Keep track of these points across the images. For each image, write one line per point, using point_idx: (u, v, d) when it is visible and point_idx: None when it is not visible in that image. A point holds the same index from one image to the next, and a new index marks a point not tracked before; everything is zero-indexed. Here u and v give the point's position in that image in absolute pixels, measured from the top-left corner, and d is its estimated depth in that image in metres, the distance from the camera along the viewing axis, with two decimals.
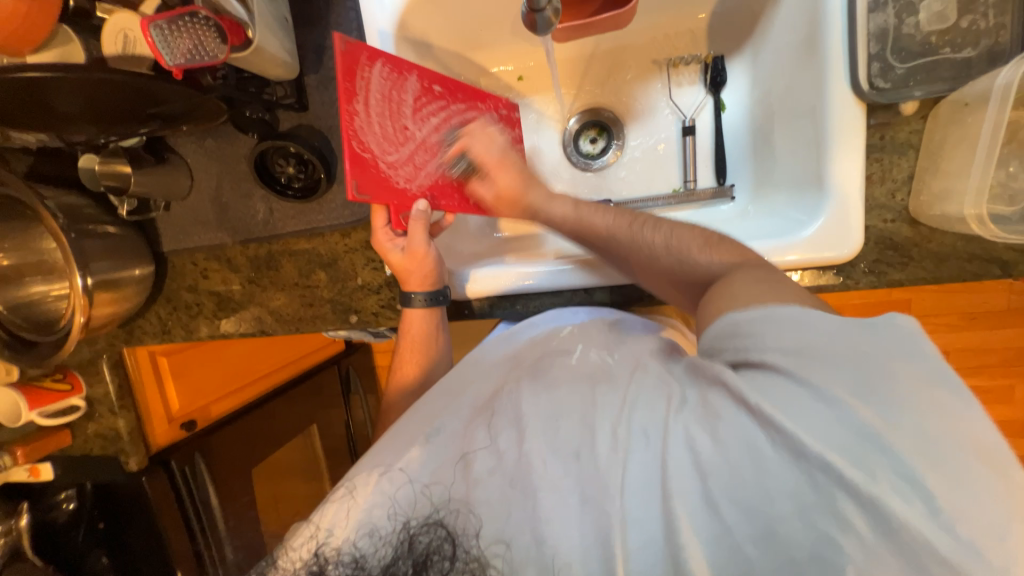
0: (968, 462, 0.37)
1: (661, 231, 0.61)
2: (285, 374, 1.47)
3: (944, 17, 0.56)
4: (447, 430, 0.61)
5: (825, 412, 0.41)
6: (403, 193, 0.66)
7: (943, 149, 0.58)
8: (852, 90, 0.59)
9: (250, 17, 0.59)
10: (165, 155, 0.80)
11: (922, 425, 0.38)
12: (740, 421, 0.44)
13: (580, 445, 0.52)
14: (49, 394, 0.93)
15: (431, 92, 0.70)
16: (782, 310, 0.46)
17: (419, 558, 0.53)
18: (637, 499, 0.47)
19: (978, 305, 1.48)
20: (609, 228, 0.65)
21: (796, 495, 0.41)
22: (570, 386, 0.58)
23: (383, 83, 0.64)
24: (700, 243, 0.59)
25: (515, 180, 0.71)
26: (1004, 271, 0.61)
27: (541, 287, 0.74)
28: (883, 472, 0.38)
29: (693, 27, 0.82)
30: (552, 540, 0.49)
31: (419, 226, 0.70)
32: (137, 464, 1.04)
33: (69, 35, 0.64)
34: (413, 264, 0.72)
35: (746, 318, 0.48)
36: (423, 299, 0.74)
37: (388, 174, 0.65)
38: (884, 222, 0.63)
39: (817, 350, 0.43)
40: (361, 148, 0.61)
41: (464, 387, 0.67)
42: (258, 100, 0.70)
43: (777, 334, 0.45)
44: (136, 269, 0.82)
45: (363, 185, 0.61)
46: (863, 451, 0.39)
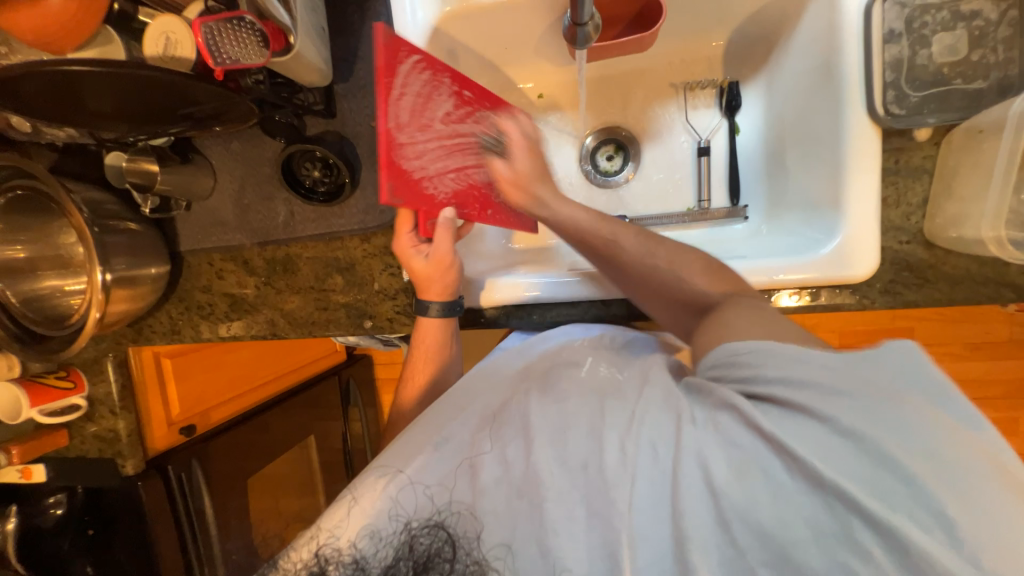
0: (990, 489, 0.37)
1: (666, 248, 0.64)
2: (285, 383, 1.45)
3: (955, 50, 0.59)
4: (453, 441, 0.58)
5: (840, 441, 0.41)
6: (431, 198, 0.68)
7: (958, 175, 0.60)
8: (868, 116, 0.62)
9: (293, 24, 0.61)
10: (190, 156, 0.82)
11: (942, 457, 0.38)
12: (755, 446, 0.44)
13: (588, 456, 0.50)
14: (51, 391, 0.92)
15: (457, 95, 0.71)
16: (782, 343, 0.47)
17: (419, 559, 0.52)
18: (645, 513, 0.46)
19: (979, 336, 1.49)
20: (613, 237, 0.66)
21: (813, 520, 0.40)
22: (580, 398, 0.56)
23: (419, 83, 0.65)
24: (701, 268, 0.61)
25: (532, 166, 0.71)
26: (1017, 294, 0.62)
27: (557, 297, 0.75)
28: (902, 500, 0.38)
29: (709, 53, 0.85)
30: (558, 547, 0.49)
31: (444, 233, 0.70)
32: (134, 467, 1.02)
33: (111, 36, 0.66)
34: (436, 272, 0.71)
35: (745, 350, 0.48)
36: (439, 309, 0.74)
37: (420, 179, 0.66)
38: (900, 243, 0.64)
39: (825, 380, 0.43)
40: (396, 152, 0.63)
41: (474, 396, 0.64)
42: (290, 106, 0.72)
43: (778, 365, 0.45)
44: (153, 267, 0.82)
45: (397, 188, 0.63)
46: (883, 477, 0.39)
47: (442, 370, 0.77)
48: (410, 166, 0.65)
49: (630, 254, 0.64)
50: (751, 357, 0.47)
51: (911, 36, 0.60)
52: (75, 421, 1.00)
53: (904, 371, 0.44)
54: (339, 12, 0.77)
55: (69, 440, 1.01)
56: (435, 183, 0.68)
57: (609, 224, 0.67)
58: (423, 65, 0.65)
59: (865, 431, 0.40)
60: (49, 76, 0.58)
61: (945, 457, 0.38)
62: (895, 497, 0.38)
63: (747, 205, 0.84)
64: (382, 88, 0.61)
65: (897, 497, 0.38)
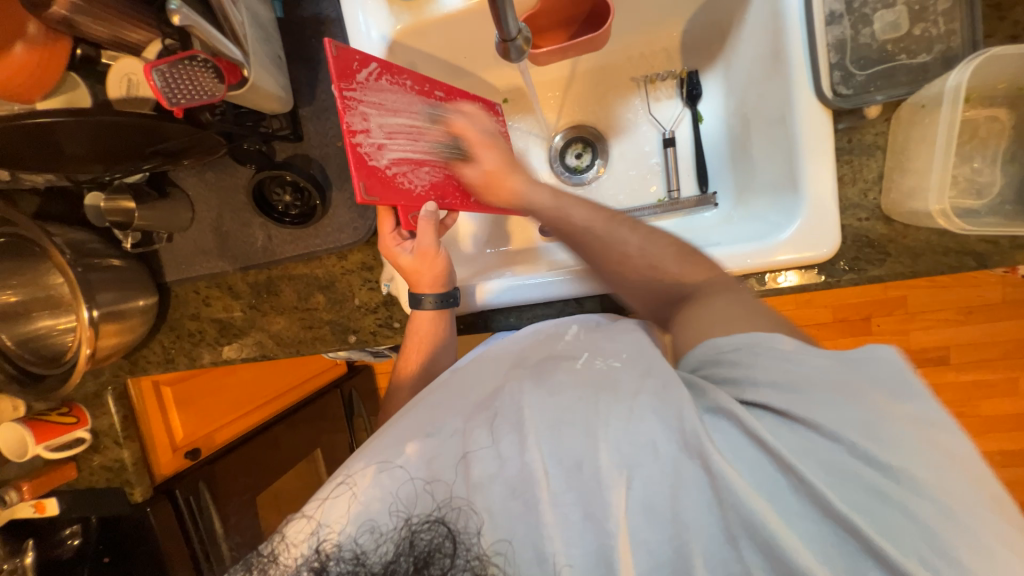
0: (968, 497, 0.41)
1: (638, 236, 0.66)
2: (286, 401, 1.47)
3: (897, 26, 0.60)
4: (445, 427, 0.59)
5: (825, 446, 0.44)
6: (408, 193, 0.70)
7: (908, 150, 0.61)
8: (817, 99, 0.62)
9: (246, 58, 0.61)
10: (168, 190, 0.84)
11: (930, 476, 0.42)
12: (755, 457, 0.46)
13: (582, 456, 0.52)
14: (55, 427, 0.95)
15: (422, 95, 0.74)
16: (762, 339, 0.51)
17: (419, 555, 0.53)
18: (640, 520, 0.49)
19: (974, 299, 1.49)
20: (586, 224, 0.68)
21: (811, 532, 0.44)
22: (576, 392, 0.56)
23: (379, 89, 0.68)
24: (674, 253, 0.64)
25: (500, 161, 0.75)
26: (979, 262, 0.62)
27: (534, 296, 0.76)
28: (879, 509, 0.42)
29: (668, 45, 0.86)
30: (552, 546, 0.51)
31: (428, 226, 0.72)
32: (143, 494, 1.04)
33: (77, 80, 0.68)
34: (424, 264, 0.74)
35: (731, 348, 0.51)
36: (433, 301, 0.75)
37: (395, 178, 0.69)
38: (859, 220, 0.65)
39: (806, 386, 0.47)
40: (370, 157, 0.66)
41: (467, 388, 0.64)
42: (256, 133, 0.74)
43: (765, 366, 0.49)
44: (140, 299, 0.84)
45: (371, 188, 0.66)
46: (869, 496, 0.42)
47: (429, 365, 0.76)
48: (381, 165, 0.68)
49: (604, 240, 0.67)
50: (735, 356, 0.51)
51: (852, 16, 0.60)
52: (82, 453, 1.03)
53: (891, 375, 0.47)
54: (296, 37, 0.78)
55: (78, 472, 1.03)
56: (409, 180, 0.71)
57: (586, 211, 0.70)
58: (379, 72, 0.67)
59: (850, 439, 0.43)
60: (20, 128, 0.59)
61: (922, 468, 0.42)
62: (882, 515, 0.41)
63: (717, 192, 0.84)
64: (343, 98, 0.63)
65: (873, 507, 0.42)
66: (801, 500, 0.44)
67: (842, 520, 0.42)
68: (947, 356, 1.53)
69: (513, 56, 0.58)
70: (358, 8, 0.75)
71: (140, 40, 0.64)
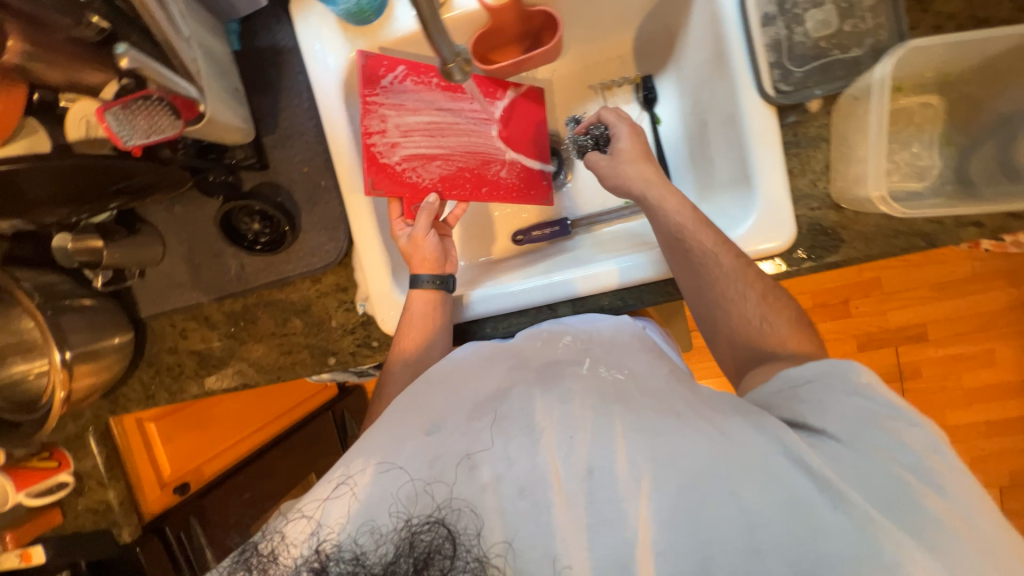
0: (981, 523, 0.48)
1: (759, 289, 0.65)
2: (282, 423, 1.45)
3: (828, 24, 0.63)
4: (447, 424, 0.58)
5: (859, 465, 0.50)
6: (414, 186, 0.79)
7: (849, 140, 0.63)
8: (760, 96, 0.65)
9: (201, 94, 0.63)
10: (137, 226, 0.84)
11: (952, 497, 0.48)
12: (795, 476, 0.49)
13: (596, 463, 0.52)
14: (36, 473, 0.94)
15: (448, 91, 0.81)
16: (843, 370, 0.56)
17: (419, 556, 0.52)
18: (661, 530, 0.50)
19: (944, 275, 1.53)
20: (712, 252, 0.65)
21: (848, 543, 0.46)
22: (585, 398, 0.57)
23: (402, 91, 0.78)
24: (788, 320, 0.64)
25: (653, 173, 0.73)
26: (928, 242, 0.64)
27: (521, 298, 0.78)
28: (908, 522, 0.47)
29: (621, 52, 0.89)
30: (562, 548, 0.50)
31: (426, 215, 0.77)
32: (130, 534, 1.03)
33: (35, 126, 0.68)
34: (414, 250, 0.78)
35: (806, 380, 0.57)
36: (430, 282, 0.76)
37: (401, 171, 0.79)
38: (811, 210, 0.67)
39: (854, 418, 0.53)
40: (380, 154, 0.77)
41: (465, 383, 0.63)
42: (221, 166, 0.76)
43: (827, 398, 0.55)
44: (115, 337, 0.84)
45: (378, 181, 0.77)
46: (910, 509, 0.47)
47: (422, 354, 0.73)
48: (392, 162, 0.78)
49: (721, 276, 0.65)
50: (809, 388, 0.57)
51: (785, 17, 0.64)
52: (66, 498, 1.02)
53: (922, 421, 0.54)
54: (255, 69, 0.80)
55: (64, 517, 1.02)
56: (417, 173, 0.80)
57: (711, 239, 0.66)
58: (404, 75, 0.78)
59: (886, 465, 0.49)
60: None
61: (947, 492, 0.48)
62: (916, 524, 0.46)
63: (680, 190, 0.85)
64: (365, 103, 0.76)
65: (903, 517, 0.47)
66: (841, 516, 0.47)
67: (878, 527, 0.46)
68: (925, 332, 1.56)
69: (457, 78, 0.55)
70: (315, 38, 0.76)
71: (96, 80, 0.64)
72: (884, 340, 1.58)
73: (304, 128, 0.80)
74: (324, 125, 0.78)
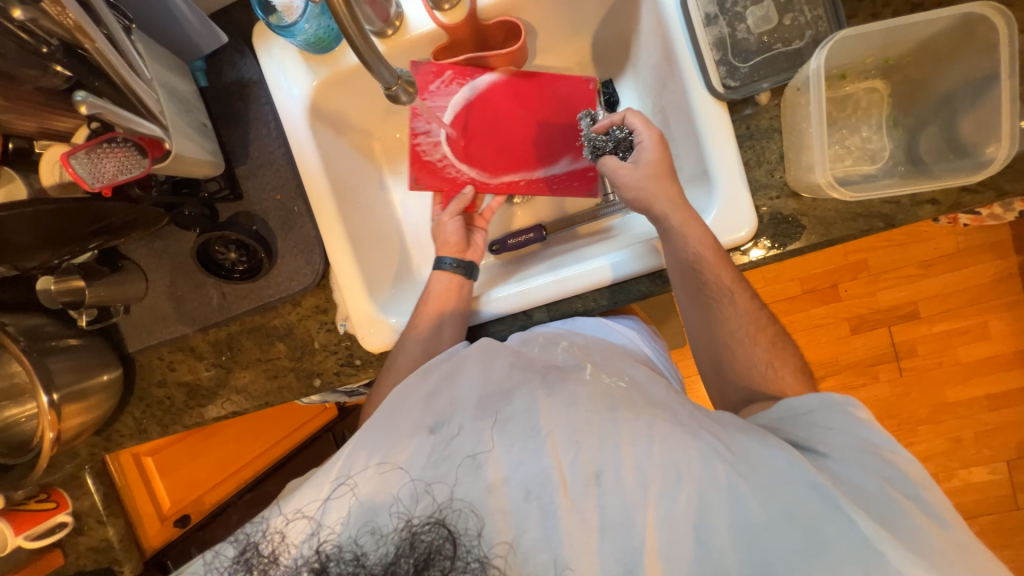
0: (965, 537, 0.51)
1: (767, 340, 0.69)
2: (279, 450, 1.39)
3: (768, 19, 0.66)
4: (452, 424, 0.57)
5: (846, 477, 0.55)
6: (453, 181, 0.87)
7: (798, 130, 0.64)
8: (710, 93, 0.67)
9: (165, 131, 0.65)
10: (120, 263, 0.86)
11: (933, 510, 0.52)
12: (805, 495, 0.51)
13: (603, 467, 0.53)
14: (34, 515, 0.94)
15: (493, 92, 0.85)
16: (839, 403, 0.61)
17: (419, 557, 0.51)
18: (668, 534, 0.52)
19: (930, 252, 1.54)
20: (728, 288, 0.68)
21: (846, 544, 0.49)
22: (589, 402, 0.58)
23: (449, 94, 0.84)
24: (794, 369, 0.68)
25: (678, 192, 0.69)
26: (887, 222, 0.65)
27: (519, 300, 0.78)
28: (900, 529, 0.50)
29: (581, 59, 0.91)
30: (568, 553, 0.51)
31: (460, 202, 0.85)
32: (133, 570, 1.02)
33: (11, 175, 0.70)
34: (441, 235, 0.85)
35: (807, 409, 0.62)
36: (453, 266, 0.81)
37: (442, 167, 0.87)
38: (771, 199, 0.68)
39: (843, 443, 0.58)
40: (424, 152, 0.86)
41: (459, 382, 0.62)
42: (195, 199, 0.78)
43: (822, 423, 0.60)
44: (103, 374, 0.85)
45: (421, 176, 0.87)
46: (906, 527, 0.50)
47: (431, 339, 0.75)
48: (434, 159, 0.87)
49: (732, 315, 0.69)
50: (809, 418, 0.61)
51: (726, 16, 0.66)
52: (66, 538, 1.02)
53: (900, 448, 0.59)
54: (224, 102, 0.82)
55: (65, 558, 1.02)
56: (457, 169, 0.87)
57: (728, 275, 0.67)
58: (452, 79, 0.83)
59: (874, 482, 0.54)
60: None
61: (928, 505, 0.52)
62: (914, 542, 0.49)
63: None
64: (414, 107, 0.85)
65: (894, 524, 0.50)
66: (846, 525, 0.49)
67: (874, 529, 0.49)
68: (916, 310, 1.56)
69: (404, 100, 0.57)
70: (279, 70, 0.79)
71: (68, 126, 0.66)
72: (876, 322, 1.58)
73: (275, 156, 0.82)
74: (293, 152, 0.80)
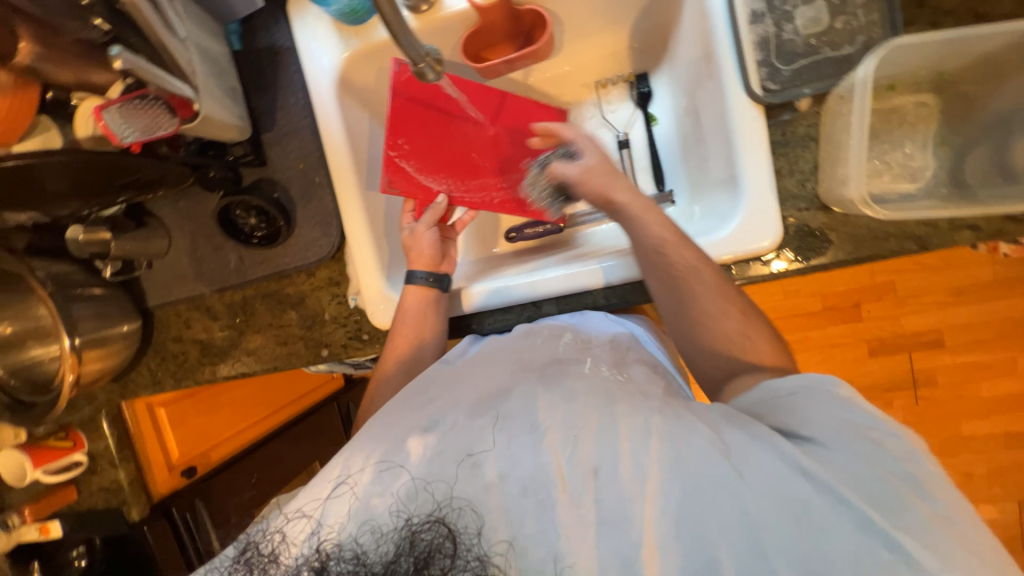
0: (968, 527, 0.47)
1: None
2: (286, 414, 1.47)
3: (818, 21, 0.63)
4: (446, 422, 0.59)
5: (843, 464, 0.50)
6: (428, 189, 0.82)
7: (836, 140, 0.62)
8: (748, 95, 0.64)
9: (196, 93, 0.66)
10: (145, 219, 0.88)
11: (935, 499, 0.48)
12: (795, 484, 0.49)
13: (601, 462, 0.53)
14: (52, 452, 0.99)
15: (453, 99, 0.82)
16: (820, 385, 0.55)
17: (419, 556, 0.52)
18: (665, 528, 0.50)
19: (963, 280, 1.47)
20: (694, 267, 0.64)
21: (845, 542, 0.46)
22: (587, 396, 0.57)
23: (423, 97, 0.81)
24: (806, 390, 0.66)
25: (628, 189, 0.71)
26: (920, 245, 0.63)
27: (499, 298, 0.79)
28: (910, 526, 0.46)
29: (616, 49, 0.88)
30: (567, 548, 0.51)
31: (433, 213, 0.82)
32: (139, 513, 1.07)
33: (48, 123, 0.73)
34: (414, 243, 0.81)
35: (786, 391, 0.56)
36: (424, 278, 0.78)
37: (417, 173, 0.82)
38: (799, 211, 0.66)
39: (836, 428, 0.52)
40: (397, 156, 0.80)
41: (463, 382, 0.64)
42: (221, 162, 0.79)
43: (806, 408, 0.54)
44: (123, 325, 0.88)
45: (394, 180, 0.80)
46: (908, 518, 0.46)
47: (413, 355, 0.75)
48: (409, 164, 0.81)
49: (703, 292, 0.64)
50: (790, 400, 0.55)
51: (774, 14, 0.63)
52: (81, 476, 1.07)
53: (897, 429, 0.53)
54: (255, 68, 0.82)
55: (79, 494, 1.07)
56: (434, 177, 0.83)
57: (693, 254, 0.65)
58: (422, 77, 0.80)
59: (877, 473, 0.49)
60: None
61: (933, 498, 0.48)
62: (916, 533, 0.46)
63: (674, 189, 0.85)
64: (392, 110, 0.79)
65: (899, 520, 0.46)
66: (840, 516, 0.47)
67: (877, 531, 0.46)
68: (941, 339, 1.51)
69: (429, 77, 0.56)
70: (310, 38, 0.79)
71: (103, 80, 0.68)
72: (896, 346, 1.53)
73: (300, 126, 0.82)
74: (319, 123, 0.80)
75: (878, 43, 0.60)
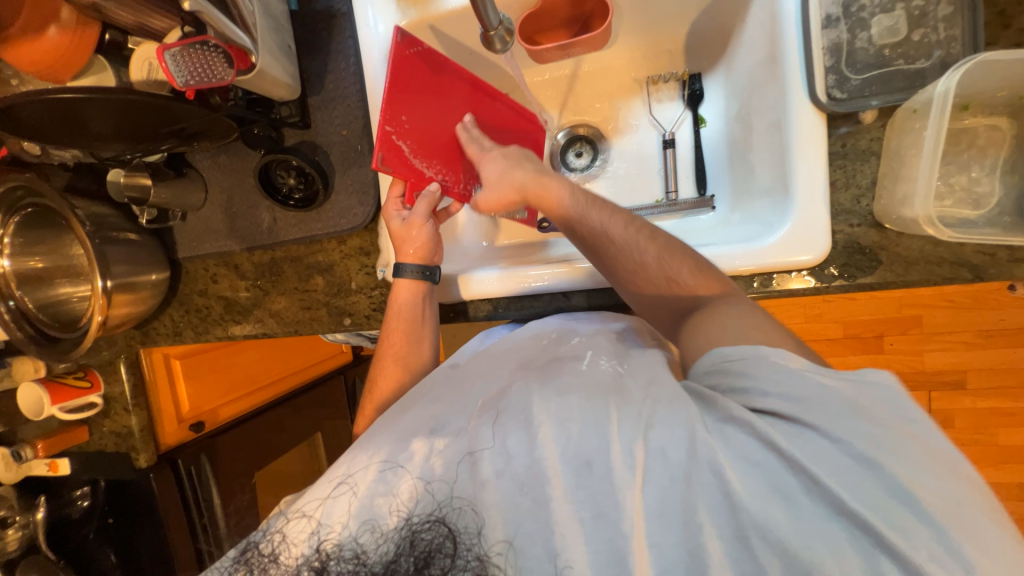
0: (981, 518, 0.42)
1: None
2: (294, 381, 1.49)
3: (896, 31, 0.60)
4: (450, 427, 0.58)
5: (826, 445, 0.46)
6: (421, 172, 0.76)
7: (901, 156, 0.60)
8: (812, 102, 0.62)
9: (254, 44, 0.66)
10: (184, 170, 0.88)
11: (942, 485, 0.43)
12: (769, 462, 0.47)
13: (594, 455, 0.52)
14: (69, 391, 0.99)
15: (451, 82, 0.76)
16: (769, 350, 0.51)
17: (419, 556, 0.52)
18: (653, 518, 0.49)
19: (994, 323, 1.43)
20: (605, 228, 0.67)
21: (826, 532, 0.44)
22: (582, 391, 0.56)
23: (425, 72, 0.73)
24: None
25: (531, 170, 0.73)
26: (975, 274, 0.61)
27: (495, 291, 0.78)
28: (905, 514, 0.42)
29: (671, 47, 0.86)
30: (562, 547, 0.50)
31: (426, 202, 0.77)
32: (147, 460, 1.07)
33: (103, 64, 0.73)
34: (408, 233, 0.76)
35: (736, 357, 0.52)
36: (412, 270, 0.76)
37: (411, 156, 0.74)
38: (850, 226, 0.65)
39: (816, 400, 0.47)
40: (393, 132, 0.71)
41: (475, 383, 0.64)
42: (266, 120, 0.79)
43: (774, 380, 0.49)
44: (153, 273, 0.89)
45: (387, 158, 0.71)
46: (881, 494, 0.43)
47: (409, 348, 0.76)
48: (406, 146, 0.73)
49: (621, 248, 0.66)
50: (741, 365, 0.51)
51: (849, 20, 0.61)
52: (93, 418, 1.07)
53: (898, 404, 0.47)
54: (309, 30, 0.83)
55: (89, 436, 1.07)
56: (426, 162, 0.76)
57: (601, 213, 0.68)
58: (431, 54, 0.72)
59: (866, 453, 0.44)
60: (50, 102, 0.62)
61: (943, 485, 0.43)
62: (891, 512, 0.42)
63: (715, 194, 0.83)
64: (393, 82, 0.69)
65: (880, 508, 0.43)
66: (814, 499, 0.45)
67: (868, 529, 0.42)
68: (964, 381, 1.47)
69: (497, 46, 0.60)
70: (368, 4, 0.78)
71: (163, 26, 0.68)
72: (916, 383, 1.49)
73: (348, 92, 0.82)
74: (367, 91, 0.80)
75: (955, 60, 0.58)
